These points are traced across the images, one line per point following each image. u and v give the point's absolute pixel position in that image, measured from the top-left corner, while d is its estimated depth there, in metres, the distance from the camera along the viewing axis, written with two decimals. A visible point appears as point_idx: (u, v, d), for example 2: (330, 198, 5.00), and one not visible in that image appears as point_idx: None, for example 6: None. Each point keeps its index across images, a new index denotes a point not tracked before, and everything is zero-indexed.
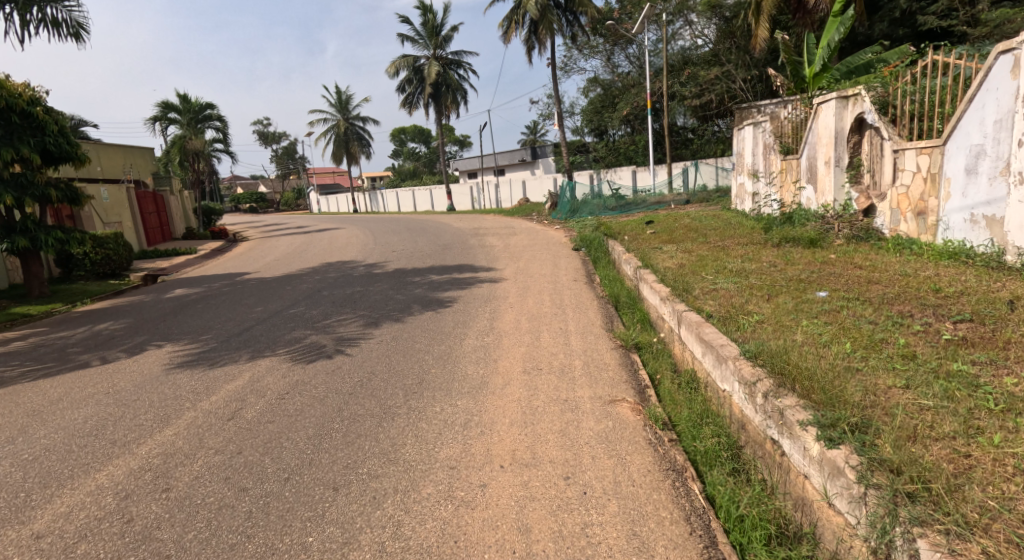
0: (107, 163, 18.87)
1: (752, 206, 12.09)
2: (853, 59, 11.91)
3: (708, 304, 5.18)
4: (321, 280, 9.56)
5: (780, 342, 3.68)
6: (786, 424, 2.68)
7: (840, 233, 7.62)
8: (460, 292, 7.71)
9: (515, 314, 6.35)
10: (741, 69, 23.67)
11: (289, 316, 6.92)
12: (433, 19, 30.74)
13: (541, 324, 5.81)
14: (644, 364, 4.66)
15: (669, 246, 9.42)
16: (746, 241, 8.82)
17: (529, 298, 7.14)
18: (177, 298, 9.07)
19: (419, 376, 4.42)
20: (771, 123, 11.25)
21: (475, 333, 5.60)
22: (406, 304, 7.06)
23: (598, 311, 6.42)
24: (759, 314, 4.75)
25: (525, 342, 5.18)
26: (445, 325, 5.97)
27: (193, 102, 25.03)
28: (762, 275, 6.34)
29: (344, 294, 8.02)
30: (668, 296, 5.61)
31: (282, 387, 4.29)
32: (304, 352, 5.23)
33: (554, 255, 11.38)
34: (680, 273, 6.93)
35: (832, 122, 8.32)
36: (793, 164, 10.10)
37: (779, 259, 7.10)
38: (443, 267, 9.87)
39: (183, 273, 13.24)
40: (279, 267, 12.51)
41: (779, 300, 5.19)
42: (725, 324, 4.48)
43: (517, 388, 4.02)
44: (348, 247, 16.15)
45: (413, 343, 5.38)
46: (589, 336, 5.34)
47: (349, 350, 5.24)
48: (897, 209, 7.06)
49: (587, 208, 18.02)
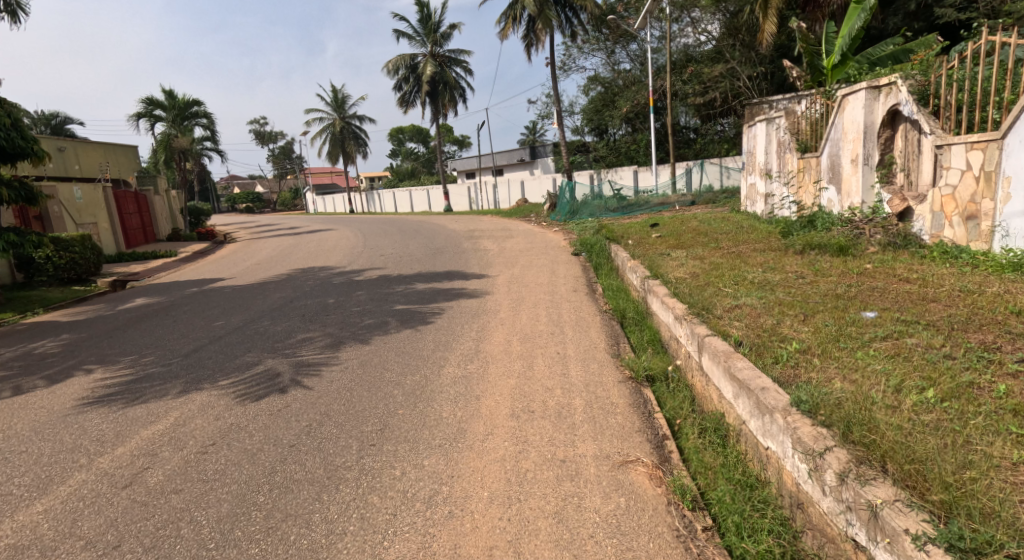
0: (84, 160, 18.00)
1: (765, 208, 11.24)
2: (874, 51, 11.09)
3: (734, 327, 4.34)
4: (296, 289, 8.70)
5: (842, 389, 2.85)
6: (884, 533, 1.84)
7: (873, 239, 6.77)
8: (446, 305, 6.84)
9: (506, 333, 5.50)
10: (747, 66, 22.80)
11: (249, 334, 6.06)
12: (431, 15, 29.85)
13: (535, 348, 4.96)
14: (660, 404, 3.81)
15: (677, 253, 8.56)
16: (764, 247, 7.98)
17: (523, 313, 6.29)
18: (136, 309, 8.21)
19: (380, 421, 3.57)
20: (787, 119, 10.38)
21: (458, 358, 4.75)
22: (383, 319, 6.19)
23: (602, 330, 5.58)
24: (799, 341, 3.92)
25: (514, 372, 4.34)
26: (424, 347, 5.10)
27: (180, 98, 24.05)
28: (790, 289, 5.51)
29: (316, 307, 7.15)
30: (685, 315, 4.79)
31: (207, 436, 3.42)
32: (250, 383, 4.37)
33: (552, 260, 10.53)
34: (694, 285, 6.10)
35: (861, 116, 7.49)
36: (813, 163, 9.25)
37: (808, 269, 6.24)
38: (429, 275, 9.01)
39: (156, 279, 12.39)
40: (258, 272, 11.69)
41: (818, 322, 4.37)
42: (760, 356, 3.64)
43: (500, 441, 3.18)
44: (335, 250, 15.32)
45: (382, 372, 4.52)
46: (591, 364, 4.49)
47: (304, 380, 4.38)
48: (941, 212, 6.22)
49: (587, 209, 17.24)
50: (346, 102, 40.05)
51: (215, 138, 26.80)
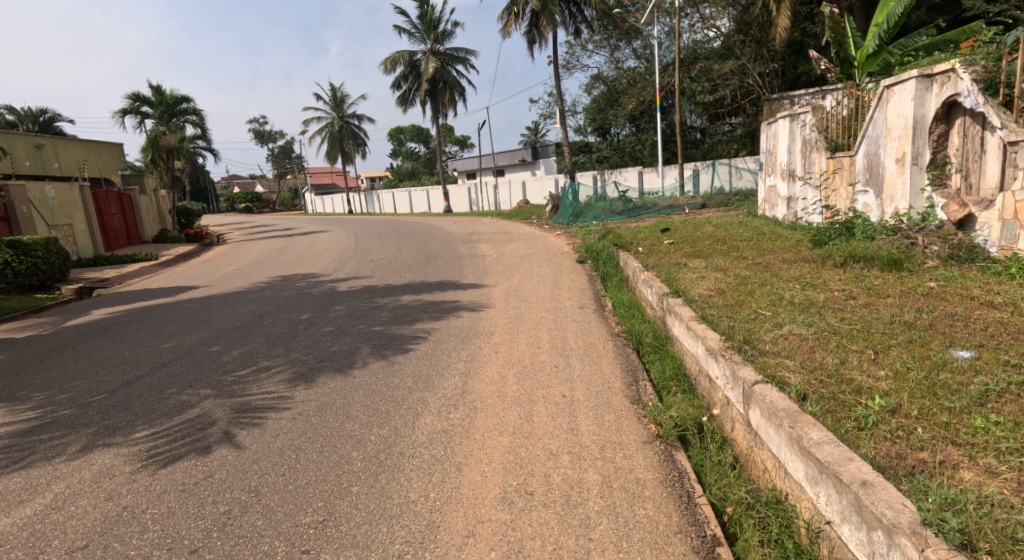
0: (63, 159, 17.16)
1: (788, 212, 10.33)
2: (907, 41, 10.18)
3: (786, 369, 3.43)
4: (268, 302, 7.78)
5: (980, 504, 1.96)
6: None
7: (930, 252, 5.86)
8: (432, 325, 5.89)
9: (501, 365, 4.58)
10: (757, 63, 21.93)
11: (198, 360, 5.13)
12: (430, 12, 28.91)
13: (535, 389, 4.01)
14: (701, 479, 2.91)
15: (695, 263, 7.64)
16: (796, 258, 7.07)
17: (521, 337, 5.36)
18: (87, 325, 7.31)
19: (326, 507, 2.63)
20: (812, 116, 9.46)
21: (440, 403, 3.84)
22: (355, 345, 5.24)
23: (616, 360, 4.67)
24: (881, 392, 3.01)
25: (508, 426, 3.43)
26: (398, 387, 4.16)
27: (168, 94, 23.17)
28: (841, 314, 4.59)
29: (283, 326, 6.21)
30: (720, 349, 3.87)
31: (82, 530, 2.49)
32: (171, 437, 3.44)
33: (554, 269, 9.58)
34: (724, 305, 5.21)
35: (910, 109, 6.56)
36: (846, 162, 8.32)
37: (857, 287, 5.33)
38: (418, 286, 8.07)
39: (127, 286, 11.49)
40: (236, 280, 10.80)
41: (895, 362, 3.44)
42: (839, 419, 2.72)
43: (484, 551, 2.30)
44: (323, 255, 14.44)
45: (341, 424, 3.57)
46: (607, 413, 3.57)
47: (240, 436, 3.44)
48: (1015, 220, 5.28)
49: (591, 211, 16.32)
50: (344, 101, 39.20)
51: (206, 136, 25.93)
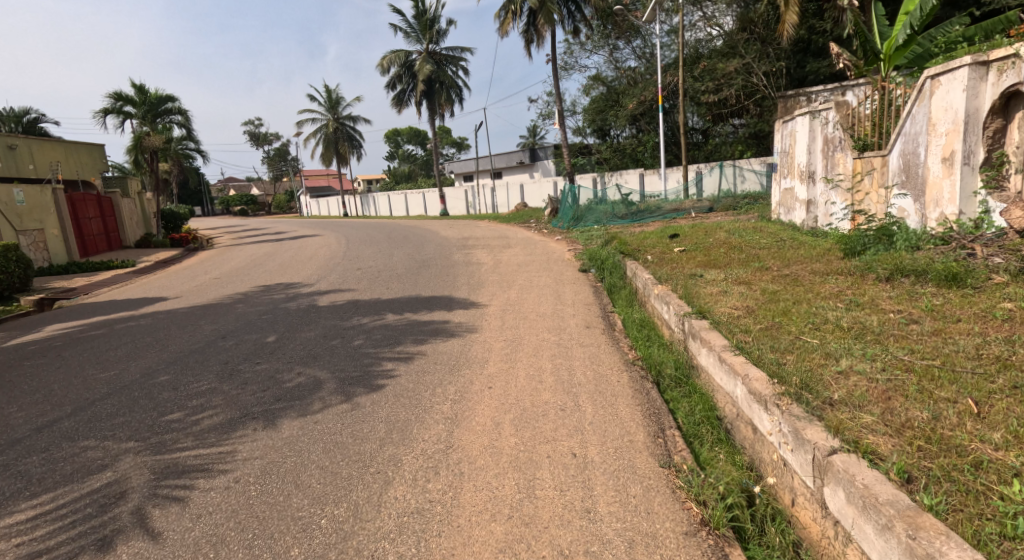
0: (38, 160, 16.31)
1: (809, 217, 9.52)
2: (938, 31, 9.38)
3: (868, 430, 2.61)
4: (235, 318, 6.94)
5: None
6: None
7: (993, 264, 5.06)
8: (416, 349, 5.06)
9: (495, 408, 3.76)
10: (763, 61, 21.08)
11: (133, 396, 4.30)
12: (425, 11, 28.09)
13: (538, 444, 3.21)
14: None
15: (713, 275, 6.85)
16: (828, 270, 6.30)
17: (519, 367, 4.54)
18: (29, 345, 6.47)
19: None
20: (835, 112, 8.66)
21: (417, 465, 3.02)
22: (320, 378, 4.42)
23: (635, 401, 3.84)
24: (1015, 471, 2.20)
25: (506, 505, 2.63)
26: (366, 441, 3.35)
27: (151, 93, 22.22)
28: (908, 343, 3.78)
29: (243, 350, 5.38)
30: (773, 396, 3.05)
31: None
32: (60, 521, 2.64)
33: (556, 279, 8.77)
34: (761, 331, 4.37)
35: (960, 101, 5.78)
36: (878, 162, 7.51)
37: (915, 307, 4.52)
38: (405, 303, 7.24)
39: (94, 296, 10.67)
40: (210, 290, 10.00)
41: (1010, 420, 2.62)
42: (978, 525, 1.92)
43: None
44: (310, 261, 13.69)
45: (287, 498, 2.77)
46: (633, 485, 2.77)
47: (148, 522, 2.61)
48: None
49: (591, 215, 15.53)
50: (339, 102, 38.38)
51: (194, 137, 25.05)
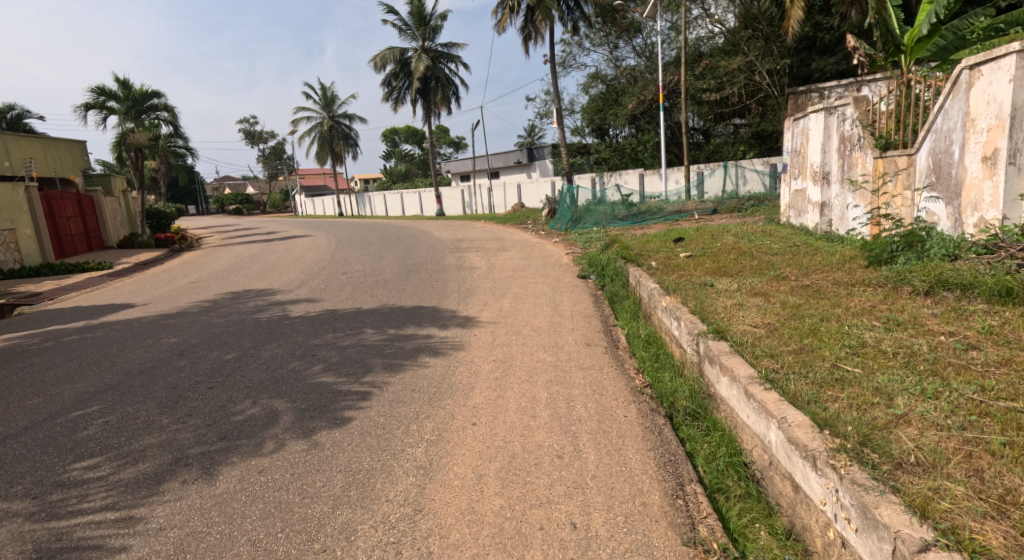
0: (13, 156, 15.61)
1: (825, 220, 8.86)
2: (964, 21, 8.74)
3: (964, 510, 1.98)
4: (199, 330, 6.28)
5: None
6: None
7: None
8: (393, 372, 4.41)
9: (478, 455, 3.09)
10: (767, 60, 20.49)
11: (54, 429, 3.66)
12: (421, 7, 27.39)
13: (531, 509, 2.56)
14: None
15: (725, 284, 6.20)
16: (853, 280, 5.68)
17: (509, 398, 3.89)
18: None
19: None
20: (853, 109, 8.01)
21: (375, 540, 2.38)
22: (276, 410, 3.76)
23: (643, 445, 3.19)
24: None
25: None
26: (318, 500, 2.70)
27: (136, 89, 21.47)
28: (975, 378, 3.13)
29: (197, 371, 4.72)
30: (825, 451, 2.40)
31: None
32: None
33: (552, 287, 8.15)
34: (792, 355, 3.72)
35: (1006, 93, 5.16)
36: (904, 161, 6.87)
37: (969, 329, 3.89)
38: (388, 314, 6.60)
39: (61, 301, 10.02)
40: (184, 295, 9.37)
41: None
42: None
43: None
44: (294, 263, 13.03)
45: None
46: None
47: None
48: None
49: (591, 216, 14.85)
50: (334, 101, 37.70)
51: (182, 135, 24.32)
